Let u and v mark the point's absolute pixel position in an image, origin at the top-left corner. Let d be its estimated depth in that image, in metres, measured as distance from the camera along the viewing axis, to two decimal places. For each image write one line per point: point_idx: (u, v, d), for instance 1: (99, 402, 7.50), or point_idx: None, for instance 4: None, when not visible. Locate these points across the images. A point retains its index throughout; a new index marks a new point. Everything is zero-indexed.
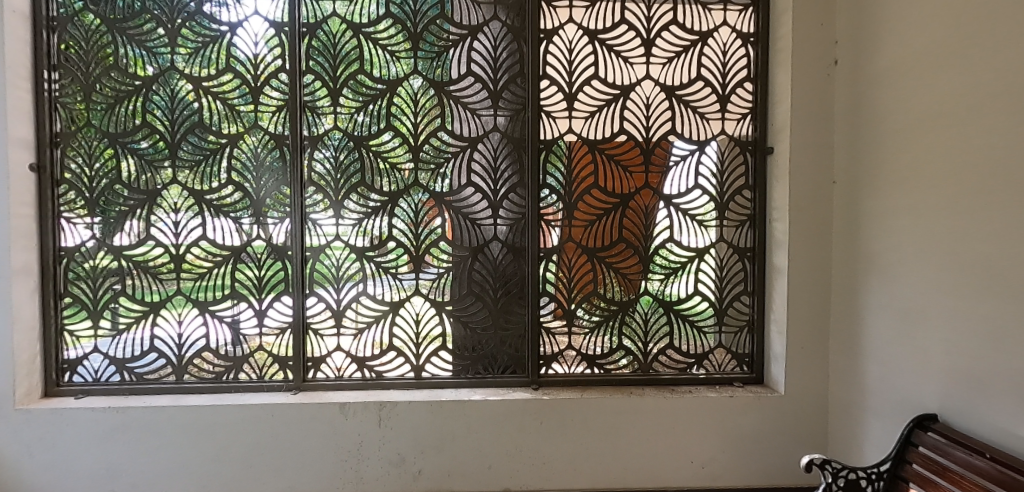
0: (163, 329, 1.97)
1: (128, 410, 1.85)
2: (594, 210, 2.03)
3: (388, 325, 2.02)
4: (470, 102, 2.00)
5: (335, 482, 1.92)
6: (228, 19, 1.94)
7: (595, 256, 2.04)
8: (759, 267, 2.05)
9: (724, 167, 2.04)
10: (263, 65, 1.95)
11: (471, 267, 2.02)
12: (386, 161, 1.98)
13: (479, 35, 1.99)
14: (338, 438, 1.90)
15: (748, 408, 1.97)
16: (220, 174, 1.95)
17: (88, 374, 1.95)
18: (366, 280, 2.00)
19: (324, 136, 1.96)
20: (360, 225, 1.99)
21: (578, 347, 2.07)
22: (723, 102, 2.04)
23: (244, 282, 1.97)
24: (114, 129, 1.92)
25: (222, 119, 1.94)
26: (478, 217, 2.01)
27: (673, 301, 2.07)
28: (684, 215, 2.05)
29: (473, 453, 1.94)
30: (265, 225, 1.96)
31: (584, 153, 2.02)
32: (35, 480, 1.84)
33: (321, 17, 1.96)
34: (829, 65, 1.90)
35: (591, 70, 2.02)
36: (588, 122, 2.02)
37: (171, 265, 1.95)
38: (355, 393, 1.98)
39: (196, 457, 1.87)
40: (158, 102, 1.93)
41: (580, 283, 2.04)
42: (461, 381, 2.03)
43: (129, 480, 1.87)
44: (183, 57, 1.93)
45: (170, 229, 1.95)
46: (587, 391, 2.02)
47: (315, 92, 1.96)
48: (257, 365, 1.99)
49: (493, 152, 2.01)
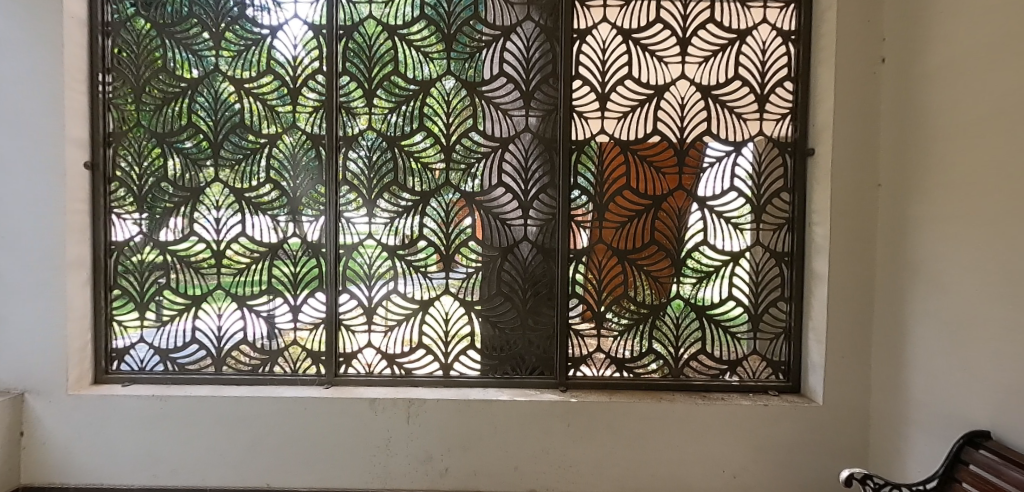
0: (204, 322, 2.04)
1: (170, 399, 1.93)
2: (625, 211, 2.01)
3: (418, 323, 2.04)
4: (502, 103, 2.00)
5: (364, 478, 1.95)
6: (270, 23, 2.00)
7: (626, 259, 2.01)
8: (797, 273, 1.98)
9: (761, 169, 1.99)
10: (302, 68, 2.00)
11: (500, 267, 2.03)
12: (418, 161, 2.00)
13: (512, 36, 2.00)
14: (367, 433, 1.94)
15: (783, 417, 1.91)
16: (260, 174, 2.01)
17: (134, 364, 2.04)
18: (397, 278, 2.03)
19: (359, 136, 2.00)
20: (391, 224, 2.01)
21: (607, 350, 2.04)
22: (761, 102, 1.98)
23: (280, 278, 2.03)
24: (161, 130, 2.00)
25: (262, 119, 2.00)
26: (508, 216, 2.01)
27: (704, 306, 2.02)
28: (718, 218, 2.00)
29: (499, 454, 1.95)
30: (300, 223, 2.01)
31: (616, 153, 2.00)
32: (85, 463, 1.93)
33: (357, 19, 2.00)
34: (876, 63, 1.82)
35: (625, 69, 1.99)
36: (621, 123, 2.00)
37: (212, 260, 2.03)
38: (385, 389, 2.01)
39: (232, 447, 1.93)
40: (202, 104, 2.00)
41: (610, 286, 2.02)
42: (489, 381, 2.04)
43: (168, 468, 1.94)
44: (227, 60, 2.00)
45: (211, 226, 2.02)
46: (616, 395, 1.99)
47: (351, 93, 2.00)
48: (291, 359, 2.04)
49: (525, 153, 2.01)
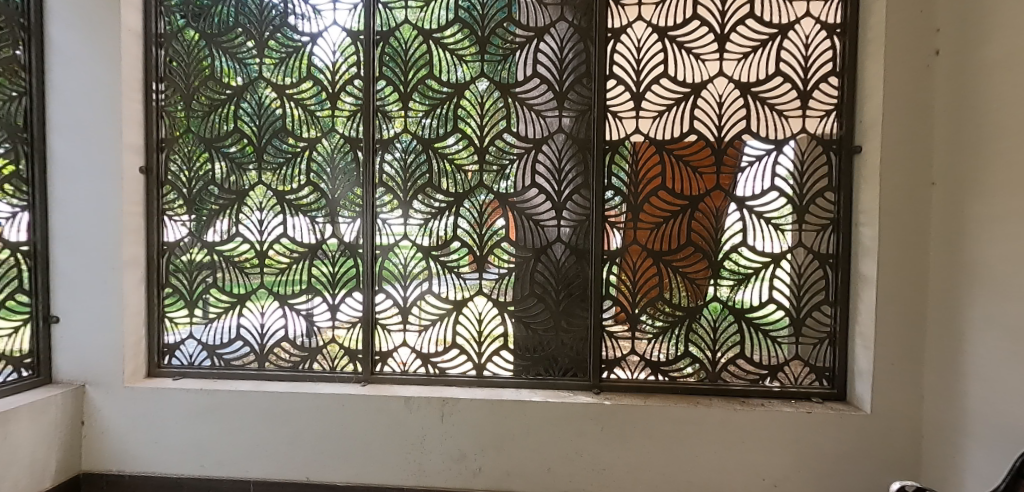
0: (248, 319, 2.13)
1: (217, 393, 2.01)
2: (660, 212, 1.97)
3: (452, 323, 2.06)
4: (535, 104, 2.00)
5: (399, 474, 1.98)
6: (310, 30, 2.06)
7: (661, 260, 1.98)
8: (842, 275, 1.90)
9: (804, 167, 1.92)
10: (340, 74, 2.05)
11: (533, 268, 2.03)
12: (452, 163, 2.03)
13: (545, 37, 1.99)
14: (402, 431, 1.97)
15: (827, 425, 1.84)
16: (300, 177, 2.08)
17: (183, 358, 2.14)
18: (431, 278, 2.06)
19: (394, 139, 2.04)
20: (426, 225, 2.04)
21: (642, 352, 2.01)
22: (804, 98, 1.91)
23: (319, 278, 2.09)
24: (209, 135, 2.10)
25: (302, 124, 2.07)
26: (541, 217, 2.01)
27: (743, 309, 1.97)
28: (758, 218, 1.94)
29: (532, 454, 1.95)
30: (338, 224, 2.07)
31: (651, 153, 1.97)
32: (139, 452, 2.04)
33: (393, 25, 2.04)
34: (929, 56, 1.73)
35: (661, 68, 1.96)
36: (656, 122, 1.97)
37: (256, 260, 2.11)
38: (419, 387, 2.04)
39: (274, 440, 2.00)
40: (247, 110, 2.09)
41: (645, 288, 1.99)
42: (522, 382, 2.04)
43: (214, 459, 2.02)
44: (270, 67, 2.08)
45: (255, 227, 2.10)
46: (650, 398, 1.96)
47: (387, 97, 2.05)
48: (330, 357, 2.10)
49: (558, 154, 2.00)
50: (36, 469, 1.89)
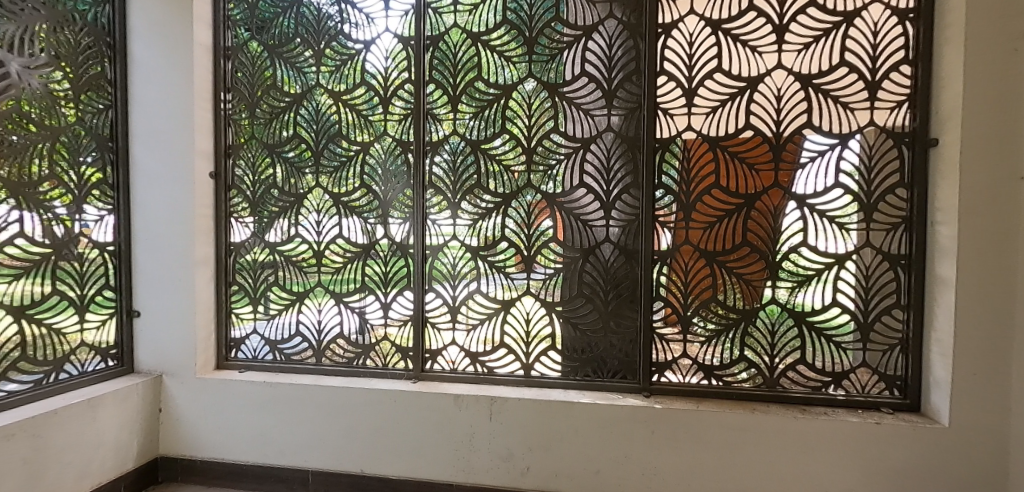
0: (306, 316, 2.23)
1: (279, 386, 2.12)
2: (713, 211, 1.91)
3: (500, 323, 2.08)
4: (583, 103, 1.99)
5: (449, 471, 2.02)
6: (363, 38, 2.14)
7: (715, 261, 1.91)
8: (916, 278, 1.77)
9: (871, 162, 1.80)
10: (392, 79, 2.12)
11: (581, 268, 2.01)
12: (500, 164, 2.04)
13: (594, 35, 1.98)
14: (452, 428, 2.01)
15: (898, 437, 1.72)
16: (353, 179, 2.15)
17: (248, 352, 2.27)
18: (480, 278, 2.08)
19: (443, 141, 2.08)
20: (473, 226, 2.07)
21: (694, 356, 1.96)
22: (873, 89, 1.80)
23: (372, 277, 2.16)
24: (270, 141, 2.21)
25: (356, 128, 2.15)
26: (590, 217, 2.00)
27: (803, 312, 1.87)
28: (821, 217, 1.84)
29: (581, 456, 1.93)
30: (389, 225, 2.13)
31: (704, 151, 1.91)
32: (209, 439, 2.18)
33: (442, 29, 2.08)
34: (1017, 39, 1.60)
35: (714, 62, 1.90)
36: (709, 118, 1.90)
37: (314, 259, 2.20)
38: (468, 386, 2.07)
39: (331, 432, 2.09)
40: (305, 116, 2.19)
41: (698, 289, 1.94)
42: (570, 383, 2.03)
43: (276, 448, 2.13)
44: (326, 75, 2.17)
45: (312, 228, 2.20)
46: (704, 403, 1.90)
47: (437, 100, 2.09)
48: (382, 354, 2.17)
49: (606, 153, 1.98)
50: (120, 451, 2.05)
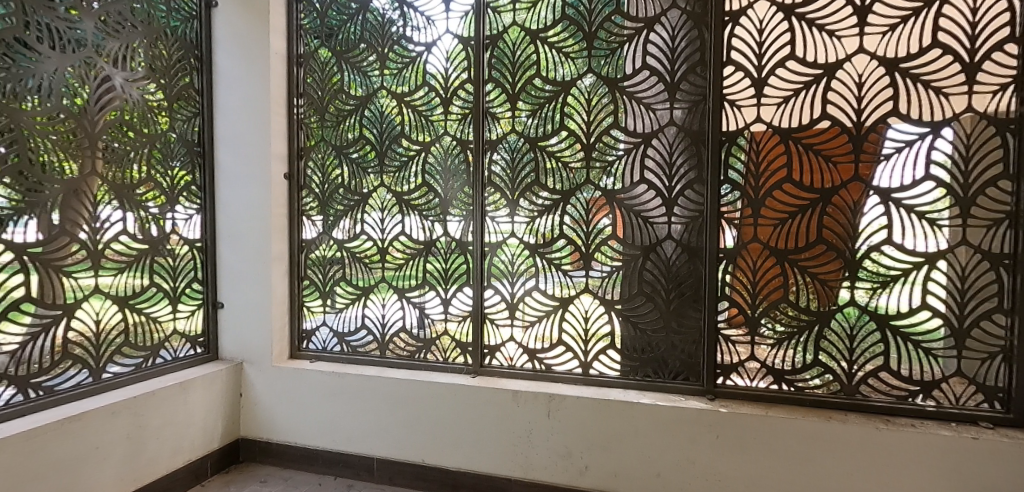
0: (371, 310, 2.32)
1: (346, 376, 2.23)
2: (785, 207, 1.81)
3: (558, 320, 2.07)
4: (645, 97, 1.94)
5: (507, 466, 2.04)
6: (424, 40, 2.20)
7: (786, 259, 1.81)
8: (1021, 280, 1.61)
9: (968, 152, 1.64)
10: (452, 79, 2.16)
11: (641, 266, 1.97)
12: (558, 161, 2.03)
13: (656, 26, 1.92)
14: (510, 423, 2.03)
15: (997, 454, 1.57)
16: (415, 179, 2.22)
17: (319, 344, 2.40)
18: (538, 275, 2.08)
19: (501, 139, 2.10)
20: (531, 223, 2.08)
21: (762, 359, 1.86)
22: (971, 71, 1.63)
23: (432, 273, 2.22)
24: (338, 143, 2.32)
25: (417, 129, 2.21)
26: (651, 214, 1.95)
27: (887, 315, 1.73)
28: (907, 213, 1.69)
29: (641, 458, 1.89)
30: (448, 223, 2.18)
31: (775, 143, 1.81)
32: (284, 424, 2.32)
33: (501, 28, 2.10)
34: None
35: (787, 50, 1.79)
36: (781, 109, 1.80)
37: (378, 255, 2.29)
38: (526, 382, 2.08)
39: (395, 423, 2.17)
40: (370, 118, 2.27)
41: (767, 289, 1.84)
42: (629, 383, 2.00)
43: (344, 435, 2.24)
44: (389, 78, 2.24)
45: (377, 226, 2.29)
46: (773, 409, 1.81)
47: (496, 99, 2.11)
48: (442, 349, 2.22)
49: (669, 148, 1.92)
50: (207, 432, 2.23)
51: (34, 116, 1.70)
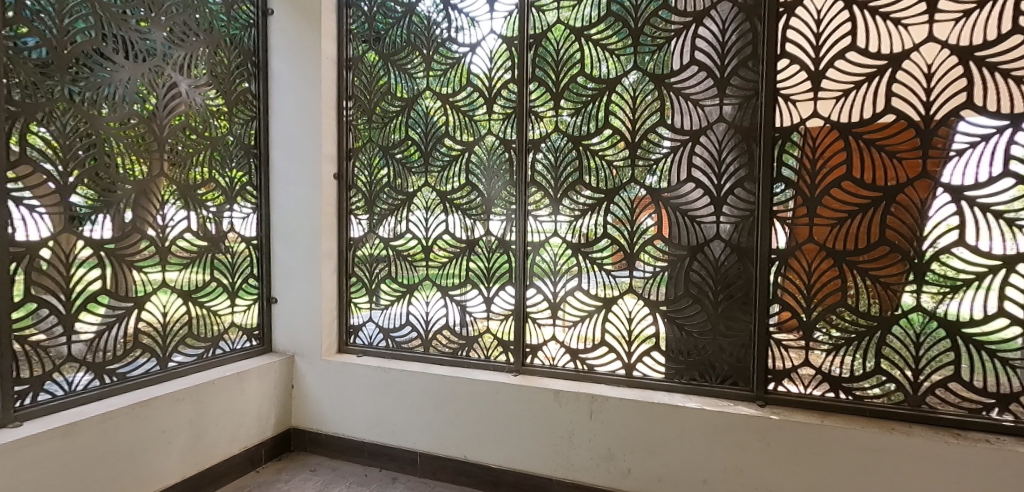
0: (415, 307, 2.36)
1: (392, 371, 2.28)
2: (844, 205, 1.71)
3: (601, 321, 2.05)
4: (693, 93, 1.88)
5: (548, 465, 2.04)
6: (468, 41, 2.22)
7: (845, 261, 1.72)
8: None
9: None
10: (496, 79, 2.17)
11: (688, 267, 1.92)
12: (601, 159, 2.00)
13: (705, 20, 1.86)
14: (551, 423, 2.02)
15: None
16: (459, 178, 2.25)
17: (365, 339, 2.47)
18: (581, 274, 2.06)
19: (544, 138, 2.09)
20: (574, 223, 2.06)
21: (818, 365, 1.78)
22: None
23: (476, 272, 2.24)
24: (385, 144, 2.38)
25: (462, 129, 2.23)
26: (698, 214, 1.89)
27: (957, 322, 1.61)
28: (983, 212, 1.57)
29: (685, 463, 1.85)
30: (491, 222, 2.20)
31: (834, 139, 1.72)
32: (333, 416, 2.41)
33: (545, 26, 2.09)
34: None
35: (847, 40, 1.70)
36: (840, 103, 1.71)
37: (422, 253, 2.33)
38: (568, 382, 2.07)
39: (438, 418, 2.21)
40: (415, 120, 2.31)
41: (823, 293, 1.75)
42: (674, 386, 1.95)
43: (389, 429, 2.30)
44: (434, 79, 2.28)
45: (421, 224, 2.33)
46: (829, 418, 1.73)
47: (540, 98, 2.10)
48: (485, 347, 2.24)
49: (718, 145, 1.86)
50: (262, 421, 2.34)
51: (109, 122, 1.83)
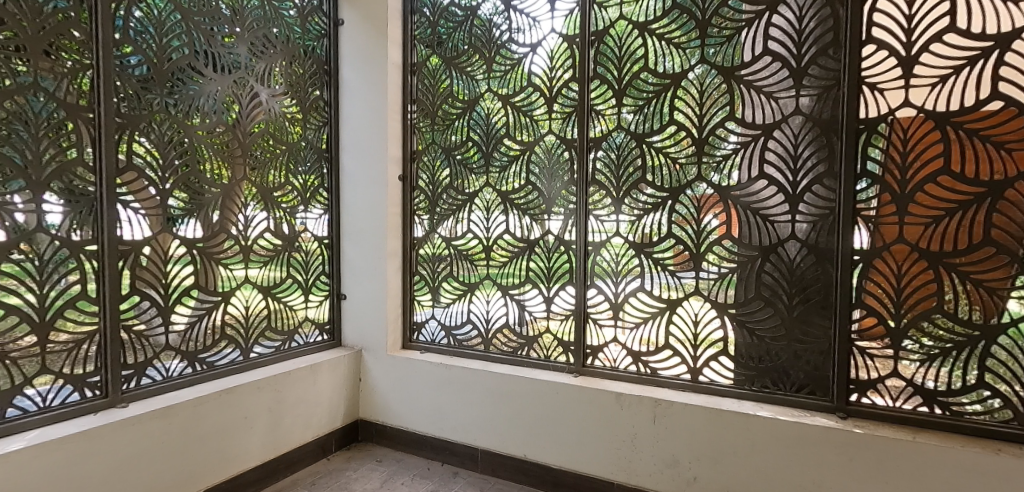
0: (476, 306, 2.40)
1: (453, 368, 2.33)
2: (940, 202, 1.56)
3: (664, 323, 1.98)
4: (765, 85, 1.78)
5: (609, 469, 2.00)
6: (529, 42, 2.22)
7: (942, 263, 1.56)
8: None
9: None
10: (556, 79, 2.16)
11: (759, 269, 1.82)
12: (664, 156, 1.94)
13: (780, 7, 1.76)
14: (613, 426, 1.99)
15: None
16: (519, 178, 2.25)
17: (428, 336, 2.54)
18: (644, 275, 2.00)
19: (606, 137, 2.05)
20: (636, 222, 2.01)
21: (908, 377, 1.63)
22: None
23: (536, 271, 2.24)
24: (447, 145, 2.43)
25: (522, 129, 2.24)
26: (771, 212, 1.79)
27: None
28: None
29: (757, 475, 1.75)
30: (551, 221, 2.19)
31: (929, 130, 1.57)
32: (398, 409, 2.49)
33: (607, 23, 2.05)
34: None
35: (945, 21, 1.55)
36: (936, 90, 1.56)
37: (483, 252, 2.36)
38: (630, 385, 2.03)
39: (499, 416, 2.23)
40: (476, 121, 2.34)
41: (915, 297, 1.60)
42: (744, 393, 1.86)
43: (451, 424, 2.35)
44: (495, 81, 2.30)
45: (482, 224, 2.36)
46: (921, 435, 1.58)
47: (601, 95, 2.07)
48: (544, 347, 2.24)
49: (794, 139, 1.75)
50: (332, 411, 2.47)
51: (199, 130, 1.99)
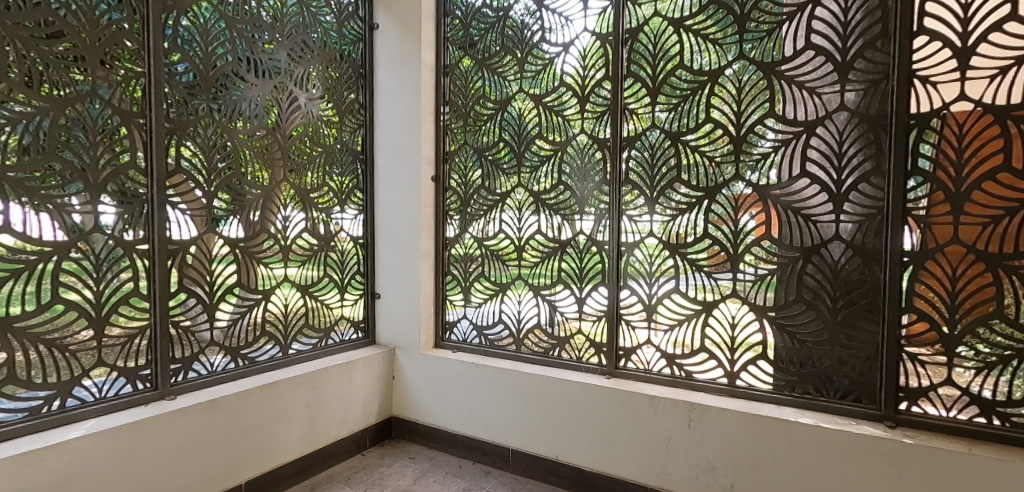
0: (507, 306, 2.40)
1: (485, 368, 2.34)
2: (1000, 201, 1.47)
3: (700, 326, 1.93)
4: (807, 81, 1.71)
5: (642, 472, 1.97)
6: (561, 41, 2.20)
7: (1001, 266, 1.47)
8: None
9: None
10: (589, 77, 2.14)
11: (800, 270, 1.75)
12: (701, 155, 1.89)
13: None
14: (646, 429, 1.96)
15: None
16: (551, 178, 2.24)
17: (460, 335, 2.56)
18: (679, 276, 1.96)
19: (639, 135, 2.02)
20: (671, 223, 1.97)
21: (963, 385, 1.54)
22: None
23: (568, 272, 2.23)
24: (480, 146, 2.44)
25: (554, 129, 2.23)
26: (814, 212, 1.72)
27: None
28: None
29: (797, 484, 1.69)
30: (583, 221, 2.17)
31: (987, 124, 1.48)
32: (431, 407, 2.52)
33: (642, 20, 2.02)
34: None
35: (1005, 9, 1.47)
36: (995, 82, 1.47)
37: (515, 252, 2.36)
38: (665, 388, 1.99)
39: (530, 417, 2.23)
40: (508, 121, 2.35)
41: (971, 301, 1.51)
42: (784, 399, 1.79)
43: (483, 423, 2.36)
44: (527, 81, 2.29)
45: (514, 224, 2.36)
46: (977, 447, 1.49)
47: (634, 93, 2.04)
48: (576, 348, 2.22)
49: (838, 135, 1.68)
50: (366, 407, 2.52)
51: (241, 134, 2.06)
